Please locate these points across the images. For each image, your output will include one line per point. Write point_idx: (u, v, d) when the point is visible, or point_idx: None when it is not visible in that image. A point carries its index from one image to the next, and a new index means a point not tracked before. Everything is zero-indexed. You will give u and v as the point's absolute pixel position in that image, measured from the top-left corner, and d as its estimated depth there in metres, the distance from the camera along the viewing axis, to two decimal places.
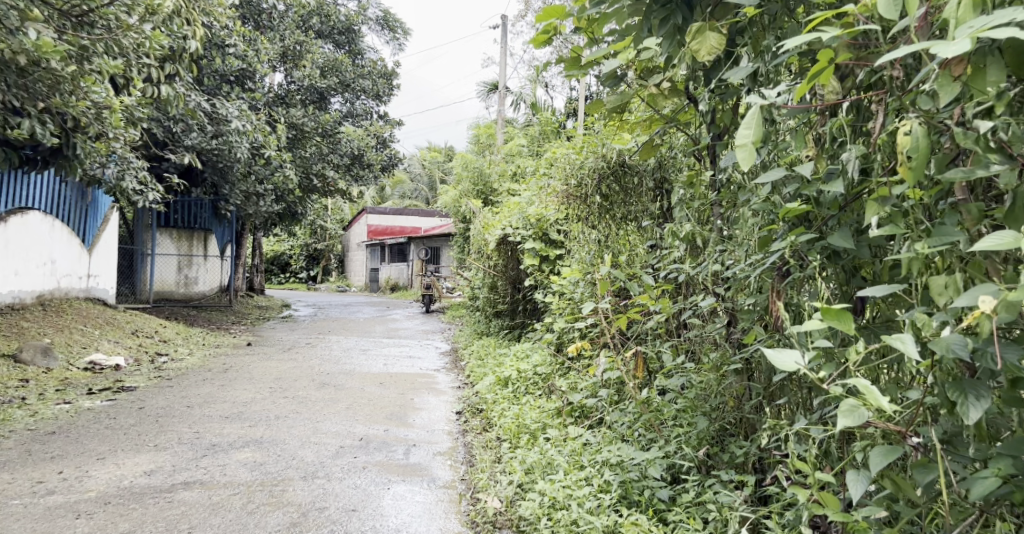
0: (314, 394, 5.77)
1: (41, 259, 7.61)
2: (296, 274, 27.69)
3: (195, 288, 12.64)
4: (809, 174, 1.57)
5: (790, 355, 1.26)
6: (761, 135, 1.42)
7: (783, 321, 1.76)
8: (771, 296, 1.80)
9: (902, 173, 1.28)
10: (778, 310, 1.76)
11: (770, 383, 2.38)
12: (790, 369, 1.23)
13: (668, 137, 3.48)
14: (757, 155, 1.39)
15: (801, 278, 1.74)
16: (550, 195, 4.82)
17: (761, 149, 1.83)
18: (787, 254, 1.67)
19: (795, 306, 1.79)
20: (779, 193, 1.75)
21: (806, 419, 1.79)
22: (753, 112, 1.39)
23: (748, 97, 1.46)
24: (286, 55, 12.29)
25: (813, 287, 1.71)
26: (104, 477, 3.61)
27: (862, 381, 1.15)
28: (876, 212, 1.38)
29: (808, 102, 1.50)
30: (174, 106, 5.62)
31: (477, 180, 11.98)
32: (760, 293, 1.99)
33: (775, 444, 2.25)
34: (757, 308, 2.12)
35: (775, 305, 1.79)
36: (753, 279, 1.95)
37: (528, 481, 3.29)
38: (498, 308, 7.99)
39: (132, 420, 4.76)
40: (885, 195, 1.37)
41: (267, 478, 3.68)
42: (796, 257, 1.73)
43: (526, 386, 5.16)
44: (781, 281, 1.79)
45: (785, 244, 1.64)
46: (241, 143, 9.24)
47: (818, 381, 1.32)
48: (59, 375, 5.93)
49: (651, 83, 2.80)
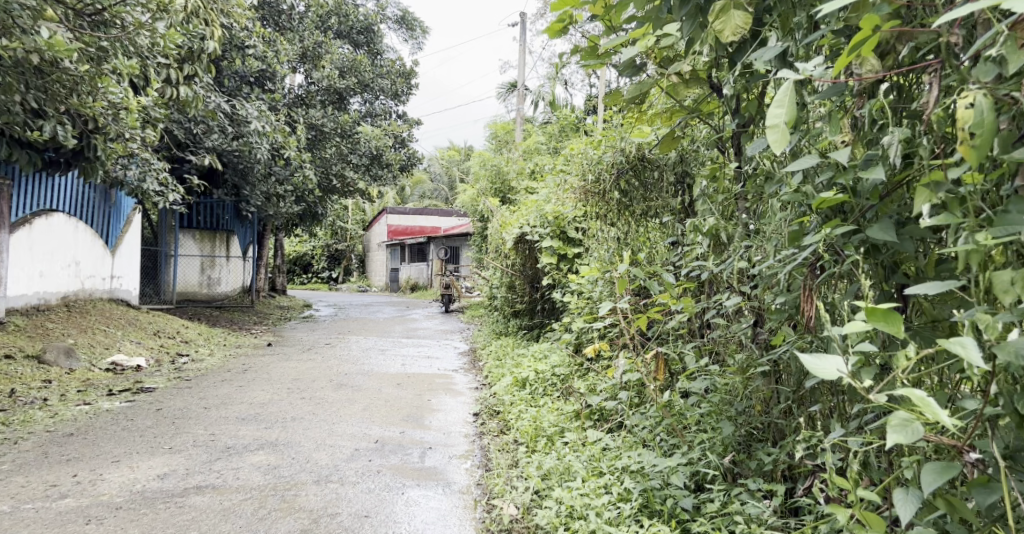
0: (331, 395, 5.70)
1: (65, 261, 7.64)
2: (317, 274, 27.80)
3: (218, 288, 12.68)
4: (845, 160, 1.44)
5: (834, 360, 1.14)
6: (794, 114, 1.29)
7: (816, 321, 1.64)
8: (803, 296, 1.68)
9: (961, 153, 1.15)
10: (811, 310, 1.64)
11: (800, 388, 2.26)
12: (835, 376, 1.10)
13: (690, 130, 3.35)
14: (791, 137, 1.27)
15: (835, 275, 1.62)
16: (568, 192, 4.70)
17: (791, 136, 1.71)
18: (821, 248, 1.54)
19: (830, 305, 1.67)
20: (810, 182, 1.62)
21: (841, 428, 1.67)
22: (787, 88, 1.26)
23: (779, 71, 1.33)
24: (306, 55, 12.30)
25: (849, 285, 1.59)
26: (118, 481, 3.55)
27: (916, 391, 1.02)
28: (927, 199, 1.26)
29: (845, 79, 1.38)
30: (192, 106, 5.57)
31: (495, 179, 11.92)
32: (789, 292, 1.87)
33: (806, 452, 2.13)
34: (785, 308, 2.02)
35: (807, 306, 1.67)
36: (783, 277, 1.83)
37: (545, 487, 3.19)
38: (516, 308, 7.88)
39: (149, 422, 4.72)
40: (938, 180, 1.24)
41: (280, 482, 3.60)
42: (831, 252, 1.60)
43: (545, 387, 5.05)
44: (814, 279, 1.66)
45: (819, 238, 1.51)
46: (261, 144, 9.24)
47: (861, 391, 1.19)
48: (81, 376, 5.92)
49: (672, 71, 2.69)
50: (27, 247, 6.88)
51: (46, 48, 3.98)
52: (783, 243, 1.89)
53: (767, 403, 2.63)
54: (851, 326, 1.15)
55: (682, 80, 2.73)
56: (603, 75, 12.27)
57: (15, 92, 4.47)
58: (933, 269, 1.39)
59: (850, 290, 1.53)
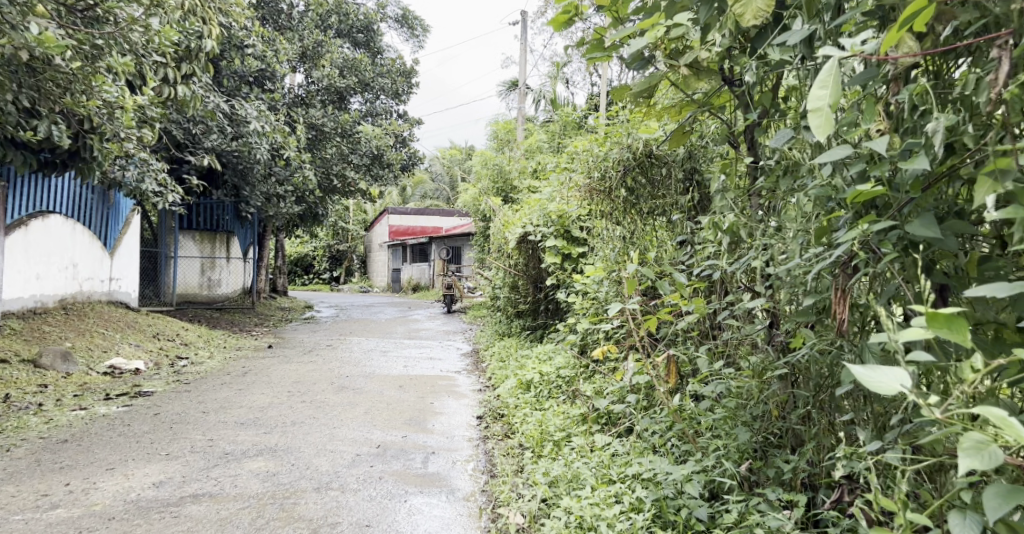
0: (332, 398, 5.59)
1: (62, 263, 7.53)
2: (320, 275, 27.68)
3: (218, 290, 12.59)
4: (884, 149, 1.34)
5: (892, 373, 1.05)
6: (839, 94, 1.22)
7: (850, 324, 1.54)
8: (835, 298, 1.58)
9: None
10: (844, 312, 1.54)
11: (824, 391, 2.17)
12: (900, 391, 1.02)
13: (700, 124, 3.26)
14: (834, 121, 1.21)
15: (868, 275, 1.52)
16: (573, 189, 4.59)
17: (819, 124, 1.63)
18: (855, 245, 1.44)
19: (864, 307, 1.57)
20: (840, 176, 1.52)
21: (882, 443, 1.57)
22: (832, 68, 1.19)
23: (822, 48, 1.25)
24: (305, 55, 12.20)
25: (883, 285, 1.49)
26: (112, 489, 3.44)
27: (996, 411, 0.96)
28: (991, 190, 1.17)
29: (890, 57, 1.30)
30: (190, 106, 5.47)
31: (497, 178, 11.80)
32: (816, 293, 1.78)
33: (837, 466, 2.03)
34: (809, 311, 1.93)
35: (839, 308, 1.58)
36: (810, 278, 1.73)
37: (553, 496, 3.08)
38: (519, 308, 7.77)
39: (146, 427, 4.61)
40: (1004, 168, 1.16)
41: (279, 490, 3.50)
42: (864, 250, 1.50)
43: (550, 389, 4.94)
44: (847, 280, 1.56)
45: (855, 234, 1.40)
46: (261, 144, 9.15)
47: (923, 405, 1.09)
48: (78, 380, 5.82)
49: (681, 64, 2.60)
50: (23, 250, 6.79)
51: (36, 45, 3.84)
52: (807, 241, 1.80)
53: (785, 407, 2.53)
54: (906, 335, 1.08)
55: (693, 72, 2.62)
56: (605, 72, 12.16)
57: (6, 91, 4.35)
58: (976, 269, 1.35)
59: (888, 292, 1.45)
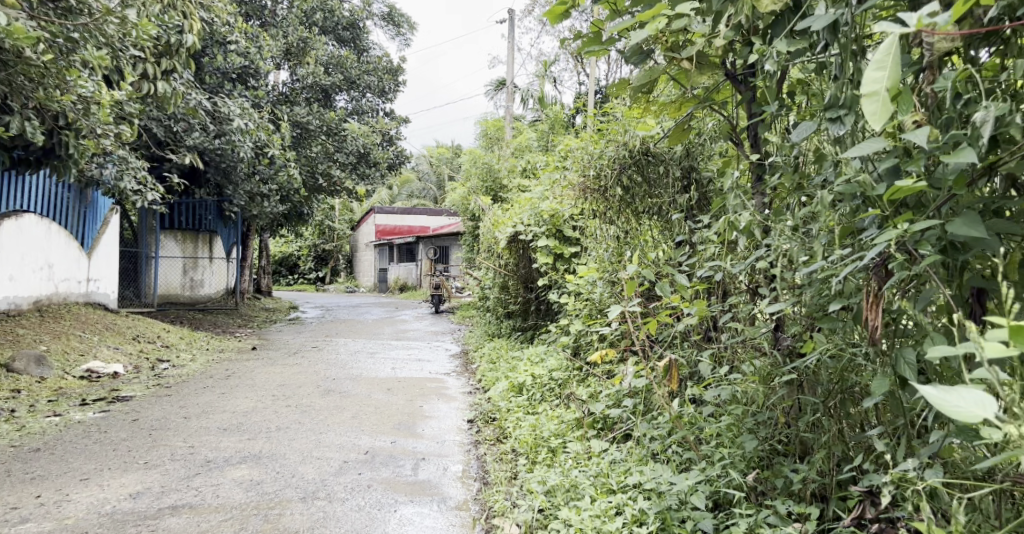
0: (318, 402, 5.46)
1: (37, 264, 7.32)
2: (305, 275, 27.41)
3: (201, 291, 12.37)
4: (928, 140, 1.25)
5: (974, 396, 1.00)
6: (895, 74, 1.17)
7: (884, 331, 1.48)
8: (867, 303, 1.51)
9: None
10: (878, 319, 1.48)
11: (839, 401, 2.14)
12: (985, 418, 0.98)
13: (698, 119, 3.15)
14: (890, 104, 1.16)
15: (903, 279, 1.45)
16: (566, 188, 4.46)
17: (846, 117, 1.57)
18: (891, 248, 1.35)
19: (897, 313, 1.51)
20: (870, 172, 1.44)
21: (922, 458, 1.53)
22: (891, 46, 1.14)
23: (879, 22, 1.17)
24: (290, 52, 12.01)
25: (922, 290, 1.43)
26: (86, 502, 3.28)
27: None
28: None
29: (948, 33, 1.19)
30: (170, 103, 5.31)
31: (486, 177, 11.64)
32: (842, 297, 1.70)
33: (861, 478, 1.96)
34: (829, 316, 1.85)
35: (872, 314, 1.51)
36: (838, 283, 1.65)
37: (550, 507, 2.95)
38: (510, 309, 7.64)
39: (124, 434, 4.45)
40: None
41: (263, 500, 3.36)
42: (901, 251, 1.42)
43: (543, 392, 4.83)
44: (882, 284, 1.49)
45: (892, 235, 1.31)
46: (244, 142, 8.96)
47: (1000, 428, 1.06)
48: (53, 385, 5.64)
49: (682, 57, 2.50)
50: None
51: (5, 36, 3.66)
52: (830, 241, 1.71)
53: (791, 414, 2.46)
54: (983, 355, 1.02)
55: (695, 65, 2.51)
56: (593, 71, 12.05)
57: None
58: (1015, 270, 1.31)
59: (924, 298, 1.39)
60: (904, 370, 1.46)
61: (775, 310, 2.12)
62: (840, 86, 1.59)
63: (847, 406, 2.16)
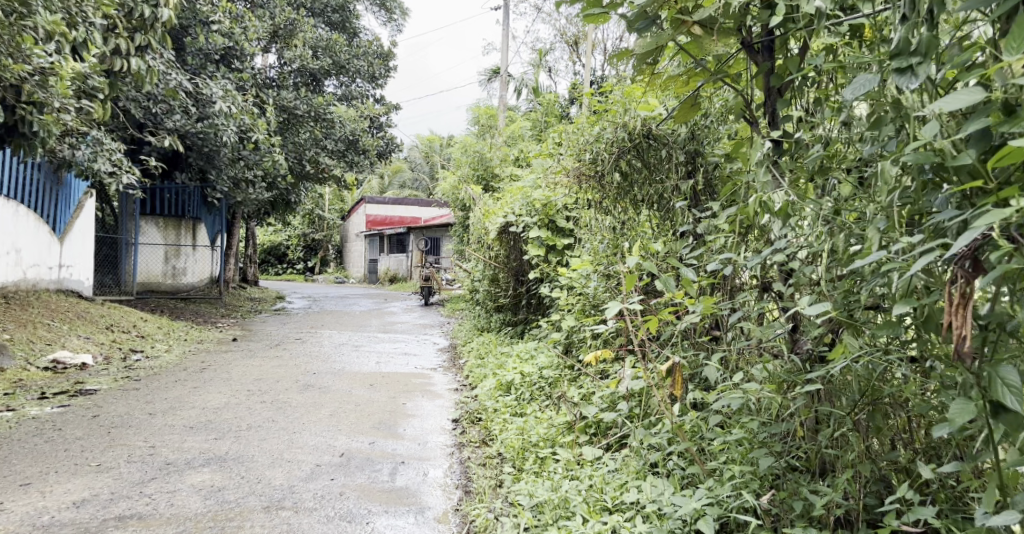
0: (295, 398, 5.13)
1: (3, 248, 6.95)
2: (294, 265, 27.09)
3: (184, 279, 12.03)
4: None
5: None
6: None
7: (973, 344, 1.27)
8: (956, 308, 1.29)
9: None
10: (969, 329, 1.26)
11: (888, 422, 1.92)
12: None
13: (707, 97, 2.85)
14: None
15: (1002, 276, 1.23)
16: (559, 174, 4.17)
17: (921, 64, 1.34)
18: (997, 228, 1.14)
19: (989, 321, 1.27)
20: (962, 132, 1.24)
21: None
22: None
23: None
24: (277, 34, 11.63)
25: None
26: (21, 512, 2.96)
27: None
28: None
29: None
30: (144, 81, 4.98)
31: (478, 165, 11.24)
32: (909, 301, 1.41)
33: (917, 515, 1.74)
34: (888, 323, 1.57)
35: (960, 323, 1.28)
36: (905, 282, 1.40)
37: (538, 525, 2.63)
38: (499, 303, 7.33)
39: (80, 432, 4.12)
40: None
41: (222, 509, 3.04)
42: (1003, 236, 1.21)
43: (532, 392, 4.53)
44: (974, 284, 1.27)
45: (1011, 210, 1.11)
46: (228, 127, 8.58)
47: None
48: (12, 377, 5.30)
49: (694, 19, 2.13)
50: None
51: None
52: (890, 228, 1.45)
53: (809, 427, 2.19)
54: None
55: (708, 31, 2.16)
56: (589, 59, 11.64)
57: None
58: None
59: None
60: (1004, 396, 1.25)
61: (818, 310, 1.76)
62: (910, 27, 1.36)
63: (876, 420, 1.95)
